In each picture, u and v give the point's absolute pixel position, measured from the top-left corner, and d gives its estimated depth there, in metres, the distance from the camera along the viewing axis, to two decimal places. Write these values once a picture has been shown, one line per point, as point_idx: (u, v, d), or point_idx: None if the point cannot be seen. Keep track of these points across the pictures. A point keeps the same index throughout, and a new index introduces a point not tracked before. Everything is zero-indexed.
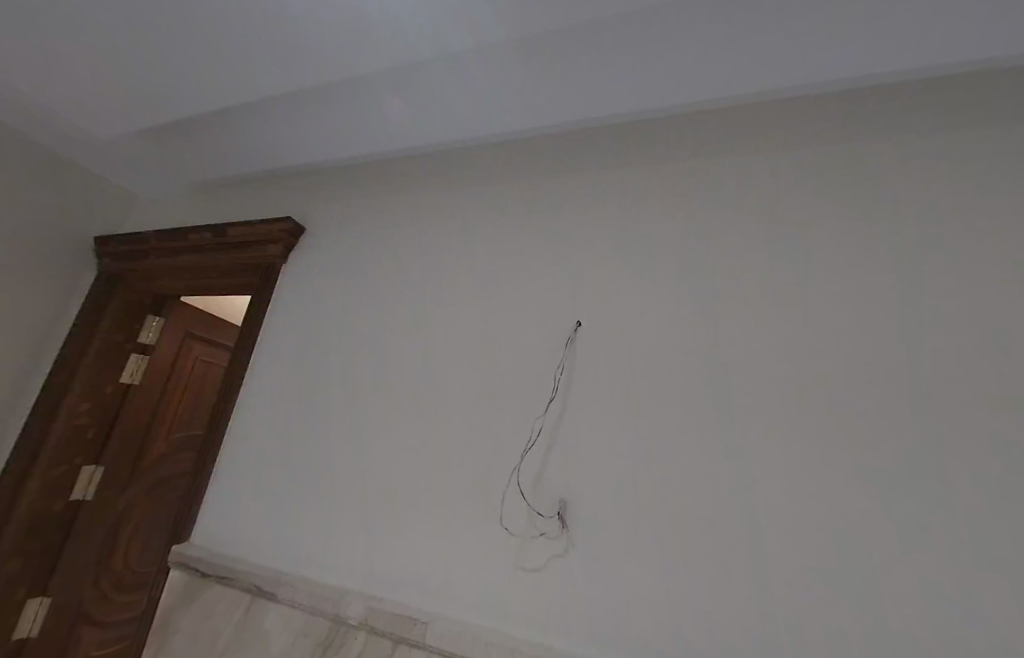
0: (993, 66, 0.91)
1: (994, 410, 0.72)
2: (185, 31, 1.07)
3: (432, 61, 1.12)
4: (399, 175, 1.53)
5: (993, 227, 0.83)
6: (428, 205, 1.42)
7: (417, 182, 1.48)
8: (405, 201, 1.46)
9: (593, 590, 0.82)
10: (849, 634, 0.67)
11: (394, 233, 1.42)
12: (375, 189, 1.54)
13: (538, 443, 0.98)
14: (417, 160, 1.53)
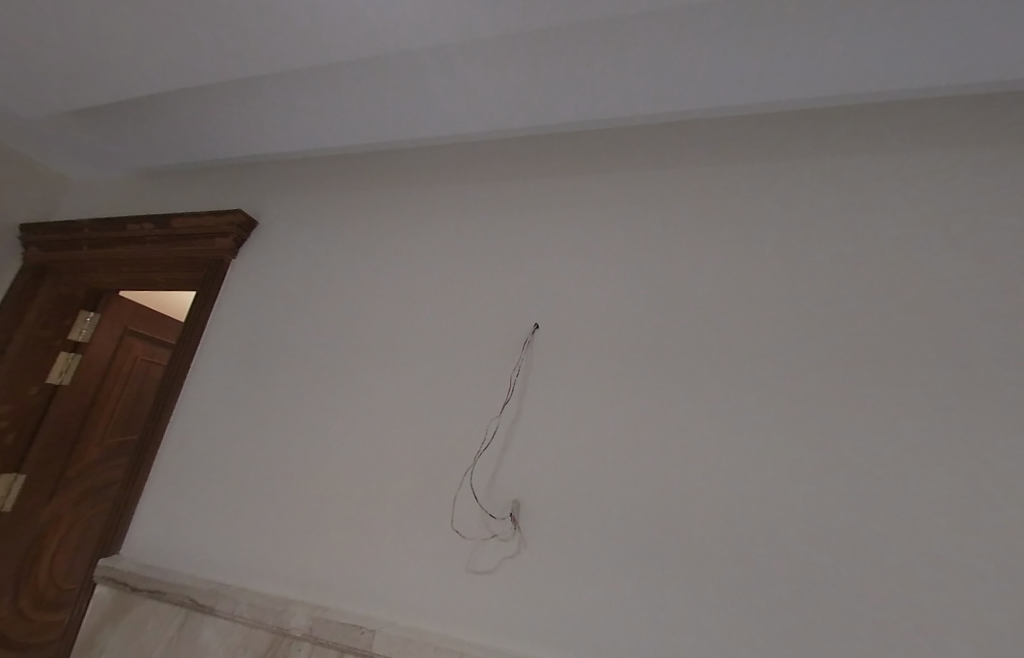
0: (934, 97, 0.95)
1: (926, 426, 0.76)
2: (116, 16, 0.94)
3: (389, 56, 1.02)
4: (345, 167, 1.43)
5: (927, 250, 0.86)
6: (375, 198, 1.33)
7: (370, 172, 1.38)
8: (351, 195, 1.37)
9: (544, 591, 0.81)
10: (781, 630, 0.70)
11: (344, 223, 1.33)
12: (324, 178, 1.43)
13: (493, 444, 0.94)
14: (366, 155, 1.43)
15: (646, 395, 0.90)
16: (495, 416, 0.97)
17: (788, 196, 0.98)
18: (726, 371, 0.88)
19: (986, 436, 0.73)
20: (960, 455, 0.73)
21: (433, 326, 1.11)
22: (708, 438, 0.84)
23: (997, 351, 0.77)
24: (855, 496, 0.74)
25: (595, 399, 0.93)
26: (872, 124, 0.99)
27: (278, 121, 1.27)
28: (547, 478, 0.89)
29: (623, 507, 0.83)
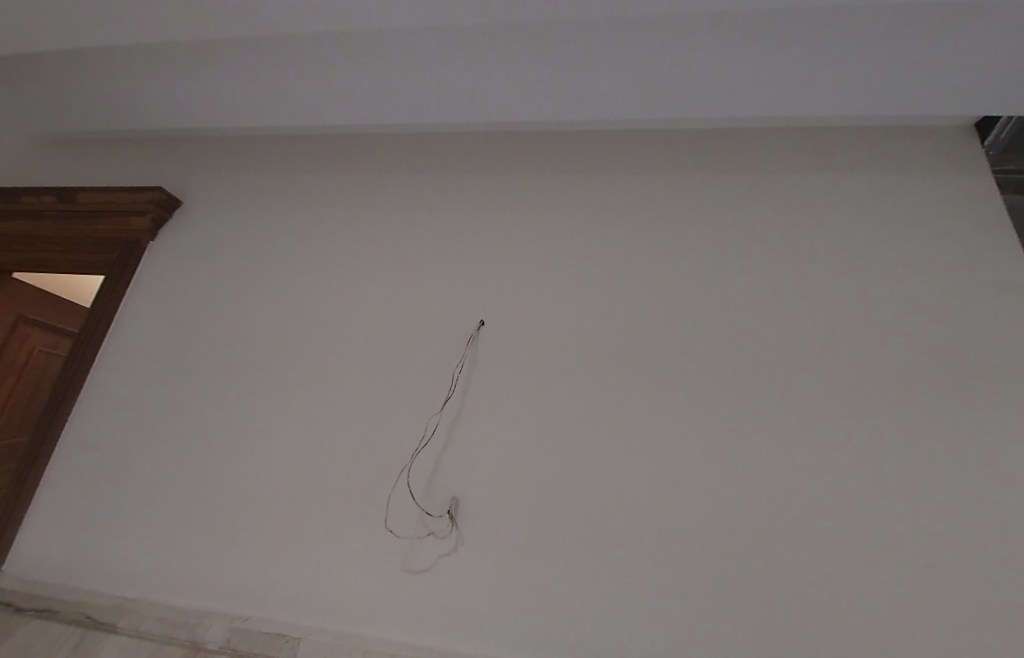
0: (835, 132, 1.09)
1: (821, 422, 0.85)
2: None
3: (330, 43, 0.97)
4: (285, 153, 1.35)
5: (826, 268, 0.98)
6: (318, 187, 1.28)
7: (314, 159, 1.33)
8: (291, 182, 1.30)
9: (478, 588, 0.81)
10: (696, 612, 0.75)
11: (282, 212, 1.26)
12: (263, 164, 1.35)
13: (433, 442, 0.93)
14: (309, 141, 1.36)
15: (584, 393, 0.94)
16: (436, 413, 0.96)
17: (714, 212, 1.07)
18: (656, 370, 0.94)
19: (870, 433, 0.83)
20: (850, 449, 0.83)
21: (376, 322, 1.07)
22: (640, 434, 0.89)
23: (880, 360, 0.89)
24: (763, 486, 0.82)
25: (535, 396, 0.95)
26: (785, 154, 1.11)
27: (201, 103, 1.16)
28: (487, 475, 0.90)
29: (558, 502, 0.86)
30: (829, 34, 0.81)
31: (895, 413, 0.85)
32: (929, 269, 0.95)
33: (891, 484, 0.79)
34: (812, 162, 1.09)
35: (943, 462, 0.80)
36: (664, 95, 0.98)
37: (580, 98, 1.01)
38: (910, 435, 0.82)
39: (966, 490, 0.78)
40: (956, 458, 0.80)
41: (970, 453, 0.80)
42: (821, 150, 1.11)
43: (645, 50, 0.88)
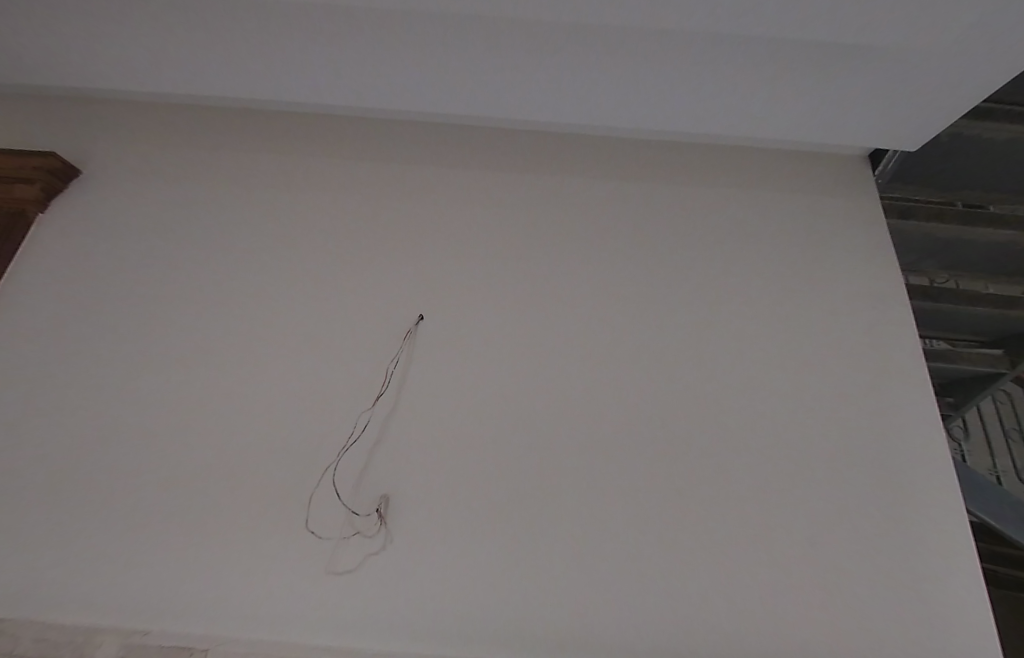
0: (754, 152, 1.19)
1: (729, 417, 0.94)
2: None
3: (255, 23, 0.89)
4: (208, 124, 1.24)
5: (740, 277, 1.08)
6: (246, 164, 1.19)
7: (242, 133, 1.23)
8: (214, 156, 1.20)
9: (405, 585, 0.80)
10: (613, 595, 0.80)
11: (201, 191, 1.15)
12: (179, 135, 1.22)
13: (364, 438, 0.91)
14: (236, 113, 1.26)
15: (519, 390, 0.95)
16: (367, 409, 0.94)
17: (646, 219, 1.14)
18: (588, 368, 0.98)
19: (768, 427, 0.94)
20: (752, 443, 0.92)
21: (306, 314, 1.02)
22: (571, 431, 0.92)
23: (780, 363, 0.99)
24: (678, 476, 0.89)
25: (472, 392, 0.95)
26: (710, 168, 1.21)
27: (102, 64, 1.02)
28: (419, 473, 0.89)
29: (490, 498, 0.87)
30: (754, 63, 0.88)
31: (790, 410, 0.95)
32: (825, 283, 1.07)
33: (782, 473, 0.90)
34: (733, 179, 1.20)
35: (825, 453, 0.91)
36: (605, 105, 1.01)
37: (525, 101, 1.02)
38: (800, 428, 0.94)
39: (840, 476, 0.90)
40: (837, 450, 0.92)
41: (847, 444, 0.92)
42: (742, 169, 1.21)
43: (589, 61, 0.90)
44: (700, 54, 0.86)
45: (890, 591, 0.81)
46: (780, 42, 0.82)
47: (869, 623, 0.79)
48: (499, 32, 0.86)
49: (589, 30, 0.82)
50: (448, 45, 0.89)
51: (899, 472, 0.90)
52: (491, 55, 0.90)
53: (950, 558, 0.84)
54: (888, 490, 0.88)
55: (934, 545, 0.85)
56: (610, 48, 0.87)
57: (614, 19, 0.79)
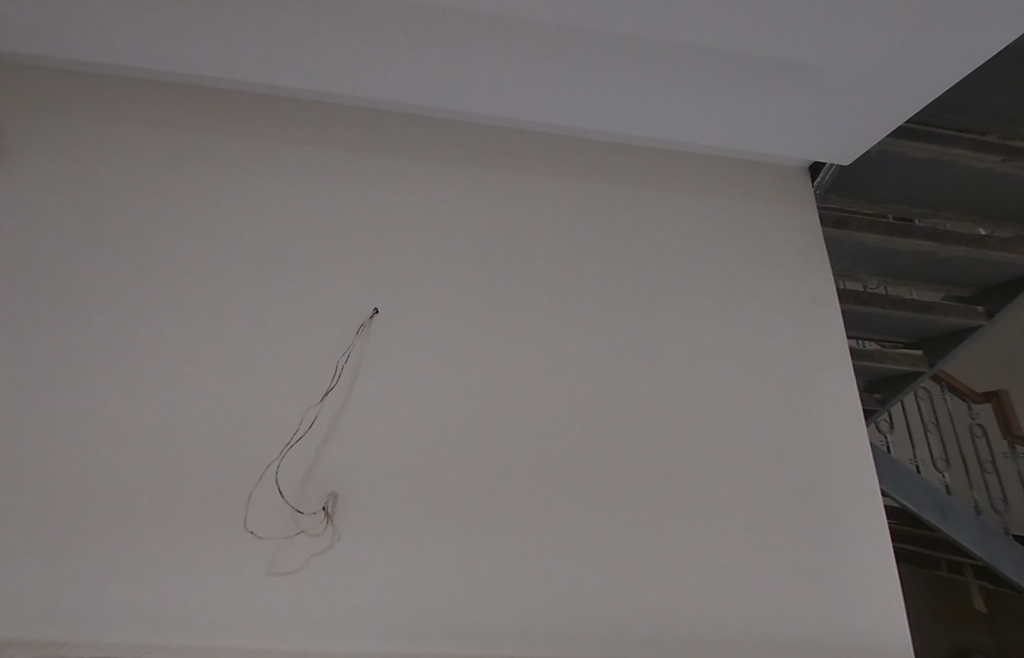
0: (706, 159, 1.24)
1: (674, 413, 0.99)
2: None
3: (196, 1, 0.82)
4: (144, 99, 1.15)
5: (690, 279, 1.13)
6: (188, 145, 1.11)
7: (183, 112, 1.14)
8: (152, 135, 1.11)
9: (351, 585, 0.79)
10: (560, 586, 0.82)
11: (137, 171, 1.07)
12: (107, 108, 1.12)
13: (312, 435, 0.88)
14: (178, 88, 1.17)
15: (474, 386, 0.96)
16: (316, 404, 0.91)
17: (603, 220, 1.16)
18: (542, 365, 0.99)
19: (710, 423, 0.99)
20: (694, 437, 0.97)
21: (253, 306, 0.97)
22: (524, 427, 0.93)
23: (722, 362, 1.05)
24: (625, 470, 0.93)
25: (425, 388, 0.95)
26: (665, 173, 1.25)
27: (13, 24, 0.91)
28: (369, 470, 0.87)
29: (442, 494, 0.87)
30: (706, 74, 0.91)
31: (729, 407, 1.01)
32: (766, 287, 1.14)
33: (721, 465, 0.96)
34: (686, 184, 1.24)
35: (759, 447, 0.98)
36: (565, 106, 1.02)
37: (485, 97, 1.01)
38: (737, 423, 1.00)
39: (771, 468, 0.97)
40: (769, 444, 0.99)
41: (778, 438, 0.99)
42: (694, 175, 1.26)
43: (549, 60, 0.90)
44: (656, 61, 0.89)
45: (807, 572, 0.89)
46: (732, 54, 0.85)
47: (788, 602, 0.87)
48: (459, 28, 0.84)
49: (552, 30, 0.83)
50: (406, 36, 0.87)
51: (822, 463, 0.98)
52: (451, 49, 0.89)
53: (859, 540, 0.93)
54: (810, 480, 0.97)
55: (847, 529, 0.94)
56: (570, 51, 0.88)
57: (574, 20, 0.79)
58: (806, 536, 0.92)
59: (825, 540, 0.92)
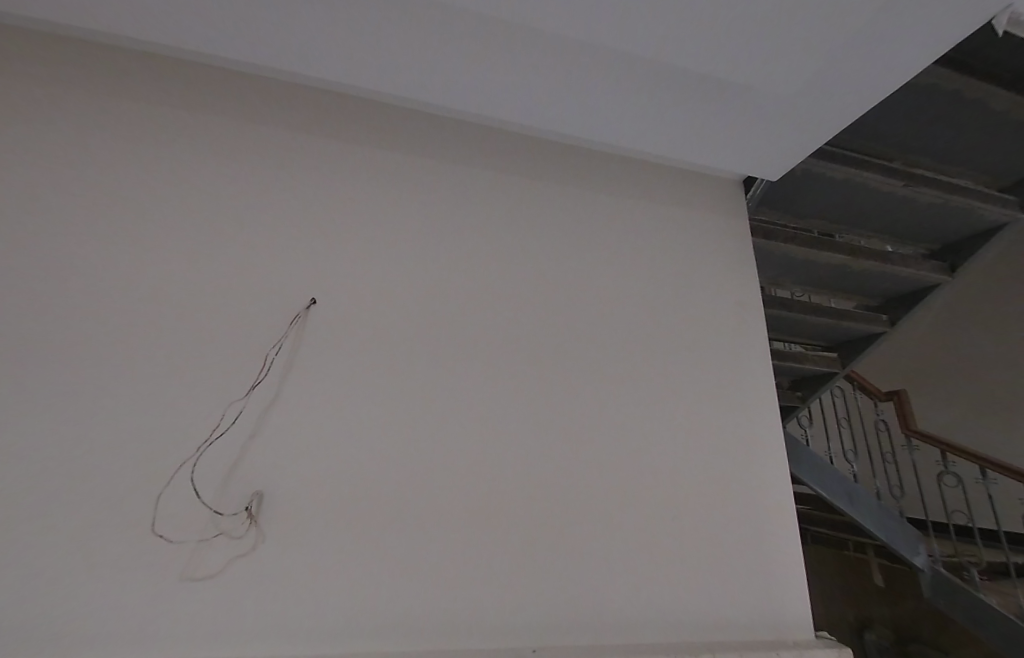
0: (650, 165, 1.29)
1: (609, 411, 1.03)
2: None
3: None
4: (19, 39, 0.95)
5: (630, 281, 1.17)
6: (83, 102, 0.95)
7: (75, 63, 0.97)
8: (33, 85, 0.93)
9: (276, 588, 0.76)
10: (495, 581, 0.84)
11: (9, 125, 0.90)
12: None
13: (236, 431, 0.83)
14: (65, 33, 0.97)
15: (414, 382, 0.94)
16: (241, 398, 0.85)
17: (553, 219, 1.17)
18: (486, 364, 0.99)
19: (642, 420, 1.04)
20: (627, 434, 1.02)
21: (165, 291, 0.88)
22: (464, 424, 0.93)
23: (656, 362, 1.11)
24: (561, 465, 0.96)
25: (363, 384, 0.91)
26: (613, 176, 1.28)
27: None
28: (300, 468, 0.84)
29: (378, 491, 0.85)
30: (656, 85, 0.94)
31: (660, 404, 1.07)
32: (698, 292, 1.21)
33: (650, 459, 1.01)
34: (631, 188, 1.28)
35: (685, 443, 1.05)
36: (519, 105, 1.00)
37: (438, 90, 0.97)
38: (666, 420, 1.06)
39: (694, 461, 1.04)
40: (693, 439, 1.06)
41: (701, 434, 1.07)
42: (640, 180, 1.30)
43: (506, 60, 0.89)
44: (611, 69, 0.90)
45: (720, 556, 0.98)
46: (676, 67, 0.89)
47: (703, 584, 0.94)
48: (413, 17, 0.80)
49: (512, 29, 0.81)
50: (356, 20, 0.81)
51: (738, 456, 1.08)
52: (402, 38, 0.84)
53: (765, 525, 1.03)
54: (727, 472, 1.05)
55: (757, 515, 1.04)
56: (528, 53, 0.87)
57: (533, 22, 0.78)
58: (721, 522, 1.01)
59: (737, 526, 1.01)
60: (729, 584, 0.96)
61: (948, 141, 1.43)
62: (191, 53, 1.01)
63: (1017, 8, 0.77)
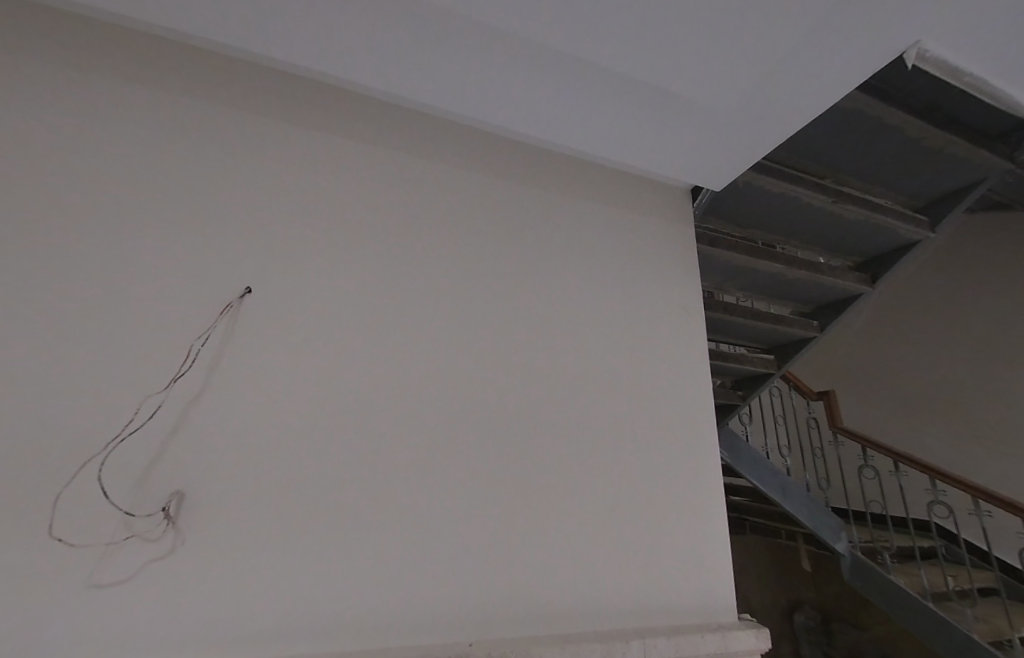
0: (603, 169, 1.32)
1: (554, 410, 1.05)
2: None
3: None
4: None
5: (580, 282, 1.19)
6: None
7: None
8: None
9: (196, 592, 0.72)
10: (434, 579, 0.84)
11: None
12: None
13: (155, 427, 0.78)
14: None
15: (357, 379, 0.91)
16: (161, 392, 0.80)
17: (506, 217, 1.17)
18: (432, 362, 0.98)
19: (584, 418, 1.07)
20: (570, 432, 1.05)
21: (75, 274, 0.80)
22: (407, 422, 0.92)
23: (600, 362, 1.14)
24: (503, 463, 0.97)
25: (300, 381, 0.87)
26: (568, 176, 1.29)
27: None
28: (228, 466, 0.79)
29: (314, 490, 0.82)
30: (608, 91, 0.96)
31: (603, 404, 1.11)
32: (644, 295, 1.26)
33: (590, 457, 1.05)
34: (585, 190, 1.30)
35: (624, 440, 1.09)
36: (474, 101, 0.99)
37: (388, 78, 0.94)
38: (608, 418, 1.10)
39: (632, 458, 1.08)
40: (632, 437, 1.10)
41: (640, 432, 1.12)
42: (593, 183, 1.32)
43: (459, 55, 0.87)
44: (565, 74, 0.91)
45: (654, 548, 1.03)
46: (625, 76, 0.91)
47: (637, 574, 0.99)
48: (362, 3, 0.77)
49: (465, 24, 0.79)
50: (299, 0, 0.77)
51: (674, 453, 1.13)
52: (349, 22, 0.80)
53: (697, 518, 1.10)
54: (663, 468, 1.11)
55: (689, 508, 1.10)
56: (481, 51, 0.86)
57: (487, 19, 0.78)
58: (655, 515, 1.06)
59: (670, 518, 1.07)
60: (659, 573, 1.01)
61: (871, 163, 1.56)
62: (109, 12, 0.92)
63: (924, 44, 0.85)
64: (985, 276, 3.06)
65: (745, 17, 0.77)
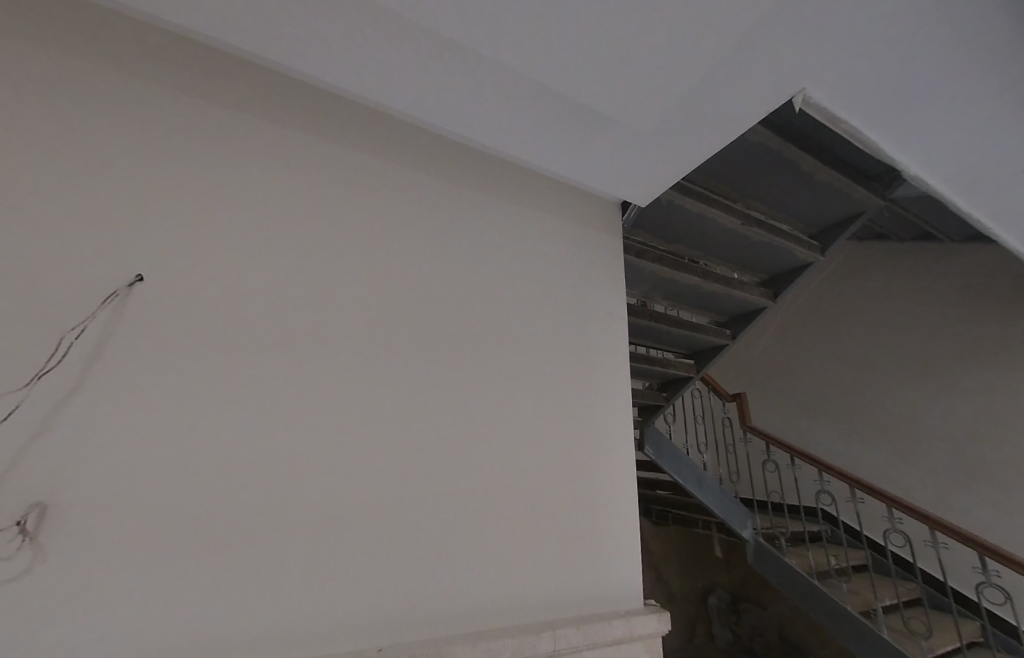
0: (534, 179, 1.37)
1: (476, 412, 1.07)
2: None
3: None
4: None
5: (510, 286, 1.22)
6: None
7: None
8: None
9: (62, 613, 0.65)
10: (347, 582, 0.82)
11: None
12: None
13: (11, 432, 0.68)
14: None
15: (269, 380, 0.87)
16: (21, 389, 0.70)
17: (438, 216, 1.16)
18: (352, 362, 0.95)
19: (506, 419, 1.11)
20: (491, 432, 1.08)
21: None
22: (321, 424, 0.89)
23: (525, 366, 1.18)
24: (423, 464, 0.97)
25: (202, 380, 0.81)
26: (502, 182, 1.31)
27: None
28: (108, 471, 0.72)
29: (214, 495, 0.77)
30: (539, 104, 1.00)
31: (525, 406, 1.15)
32: (570, 301, 1.32)
33: (510, 456, 1.08)
34: (519, 197, 1.33)
35: (543, 441, 1.14)
36: (403, 97, 0.97)
37: (314, 66, 0.90)
38: (529, 420, 1.14)
39: (550, 457, 1.14)
40: (551, 437, 1.16)
41: (558, 431, 1.18)
42: (526, 190, 1.35)
43: (387, 49, 0.86)
44: (496, 80, 0.93)
45: (567, 541, 1.09)
46: (554, 90, 0.95)
47: (550, 566, 1.04)
48: None
49: (395, 17, 0.79)
50: None
51: (589, 451, 1.20)
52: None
53: (609, 511, 1.17)
54: (578, 466, 1.17)
55: (603, 503, 1.17)
56: (412, 49, 0.86)
57: (417, 16, 0.78)
58: (570, 510, 1.12)
59: (584, 512, 1.14)
60: (572, 564, 1.07)
61: (772, 191, 1.75)
62: None
63: (808, 91, 0.97)
64: (863, 296, 3.55)
65: (659, 46, 0.84)
